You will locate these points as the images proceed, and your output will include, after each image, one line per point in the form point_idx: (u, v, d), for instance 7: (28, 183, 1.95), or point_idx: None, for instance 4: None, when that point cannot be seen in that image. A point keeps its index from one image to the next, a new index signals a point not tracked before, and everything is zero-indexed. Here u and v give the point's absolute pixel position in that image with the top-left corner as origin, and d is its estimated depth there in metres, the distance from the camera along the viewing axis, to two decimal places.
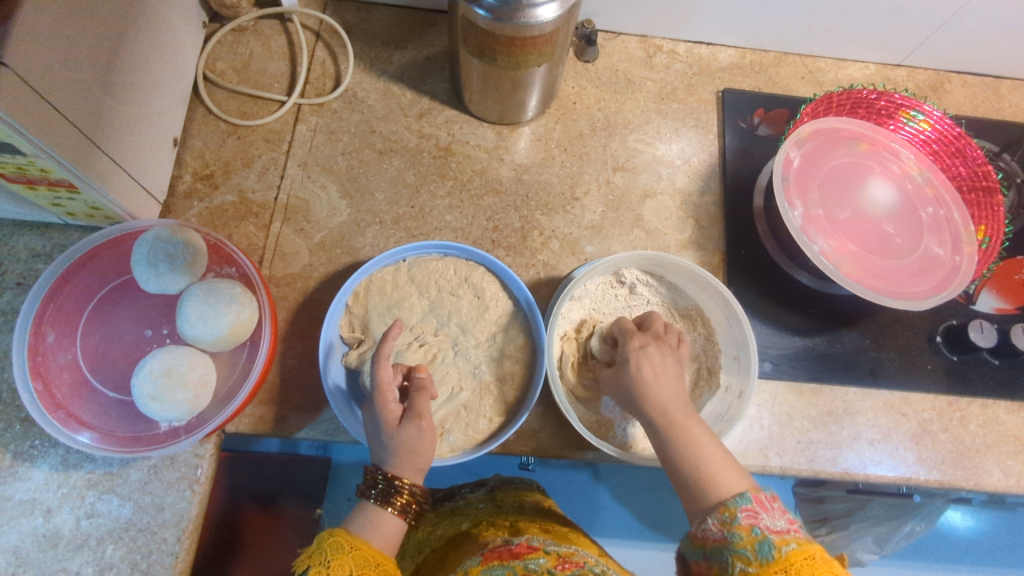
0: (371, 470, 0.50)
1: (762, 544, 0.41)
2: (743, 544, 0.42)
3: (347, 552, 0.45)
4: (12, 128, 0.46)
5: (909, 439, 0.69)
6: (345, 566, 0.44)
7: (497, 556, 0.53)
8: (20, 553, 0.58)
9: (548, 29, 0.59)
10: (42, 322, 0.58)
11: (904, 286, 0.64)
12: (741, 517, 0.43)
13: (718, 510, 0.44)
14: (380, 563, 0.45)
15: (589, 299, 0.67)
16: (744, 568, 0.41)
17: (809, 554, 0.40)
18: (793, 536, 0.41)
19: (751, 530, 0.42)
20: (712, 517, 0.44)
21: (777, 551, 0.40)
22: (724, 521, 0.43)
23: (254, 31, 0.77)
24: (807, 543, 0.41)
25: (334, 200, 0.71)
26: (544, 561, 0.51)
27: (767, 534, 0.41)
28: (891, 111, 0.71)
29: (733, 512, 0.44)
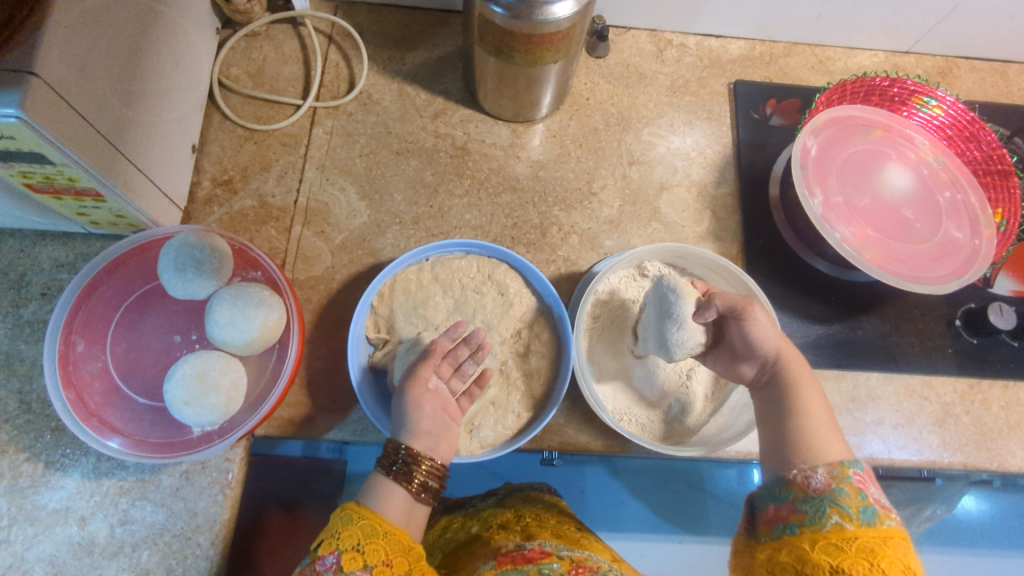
0: (391, 445, 0.51)
1: (867, 508, 0.45)
2: (846, 501, 0.45)
3: (355, 522, 0.46)
4: (43, 138, 0.46)
5: (932, 422, 0.69)
6: (354, 536, 0.46)
7: (511, 560, 0.54)
8: (56, 561, 0.58)
9: (564, 25, 0.60)
10: (72, 331, 0.59)
11: (925, 270, 0.65)
12: (853, 478, 0.47)
13: (830, 464, 0.48)
14: (388, 531, 0.46)
15: (613, 293, 0.66)
16: (840, 521, 0.44)
17: (899, 539, 0.44)
18: (892, 514, 0.45)
19: (859, 490, 0.46)
20: (824, 468, 0.48)
21: (879, 518, 0.44)
22: (835, 475, 0.47)
23: (266, 36, 0.77)
24: (900, 525, 0.45)
25: (353, 201, 0.72)
26: (558, 566, 0.53)
27: (873, 499, 0.46)
28: (905, 97, 0.71)
29: (844, 471, 0.48)
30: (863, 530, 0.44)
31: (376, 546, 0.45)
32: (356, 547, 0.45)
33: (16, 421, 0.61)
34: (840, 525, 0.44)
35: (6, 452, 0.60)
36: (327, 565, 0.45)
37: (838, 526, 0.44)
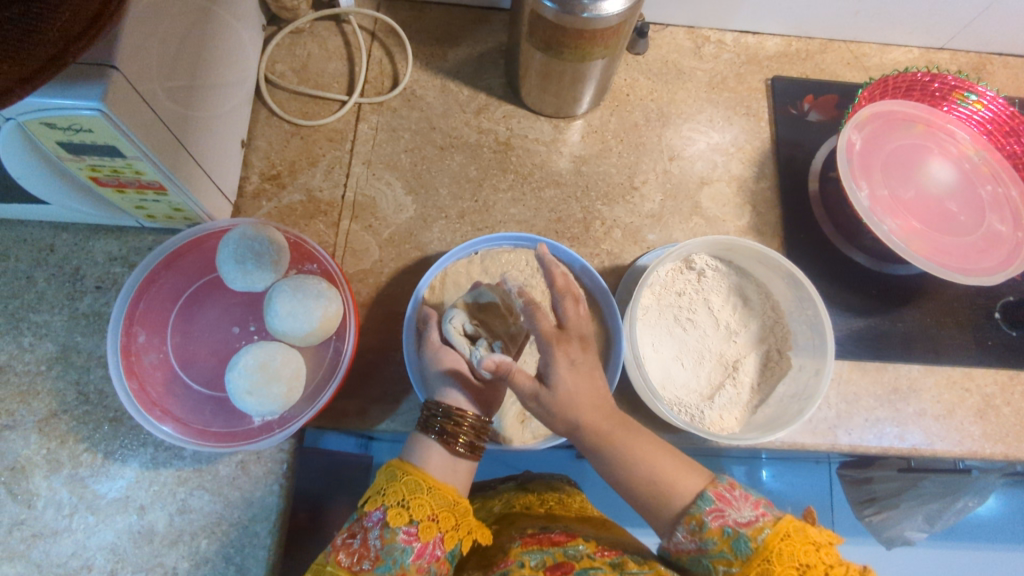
0: (431, 403, 0.53)
1: (737, 541, 0.45)
2: (719, 548, 0.45)
3: (402, 481, 0.49)
4: (120, 130, 0.47)
5: (973, 414, 0.70)
6: (399, 493, 0.49)
7: (537, 542, 0.55)
8: (117, 550, 0.59)
9: (614, 22, 0.60)
10: (133, 323, 0.60)
11: (971, 263, 0.66)
12: (710, 521, 0.46)
13: (684, 521, 0.47)
14: (432, 487, 0.49)
15: (660, 285, 0.67)
16: (729, 568, 0.45)
17: (782, 534, 0.44)
18: (762, 522, 0.45)
19: (723, 530, 0.45)
20: (680, 529, 0.47)
21: (753, 544, 0.44)
22: (693, 530, 0.46)
23: (310, 33, 0.78)
24: (775, 521, 0.45)
25: (400, 196, 0.72)
26: (583, 548, 0.54)
27: (738, 529, 0.45)
28: (945, 93, 0.72)
29: (698, 518, 0.46)
30: (746, 567, 0.44)
31: (421, 502, 0.48)
32: (402, 503, 0.48)
33: (75, 412, 0.62)
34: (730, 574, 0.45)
35: (65, 442, 0.61)
36: (373, 520, 0.48)
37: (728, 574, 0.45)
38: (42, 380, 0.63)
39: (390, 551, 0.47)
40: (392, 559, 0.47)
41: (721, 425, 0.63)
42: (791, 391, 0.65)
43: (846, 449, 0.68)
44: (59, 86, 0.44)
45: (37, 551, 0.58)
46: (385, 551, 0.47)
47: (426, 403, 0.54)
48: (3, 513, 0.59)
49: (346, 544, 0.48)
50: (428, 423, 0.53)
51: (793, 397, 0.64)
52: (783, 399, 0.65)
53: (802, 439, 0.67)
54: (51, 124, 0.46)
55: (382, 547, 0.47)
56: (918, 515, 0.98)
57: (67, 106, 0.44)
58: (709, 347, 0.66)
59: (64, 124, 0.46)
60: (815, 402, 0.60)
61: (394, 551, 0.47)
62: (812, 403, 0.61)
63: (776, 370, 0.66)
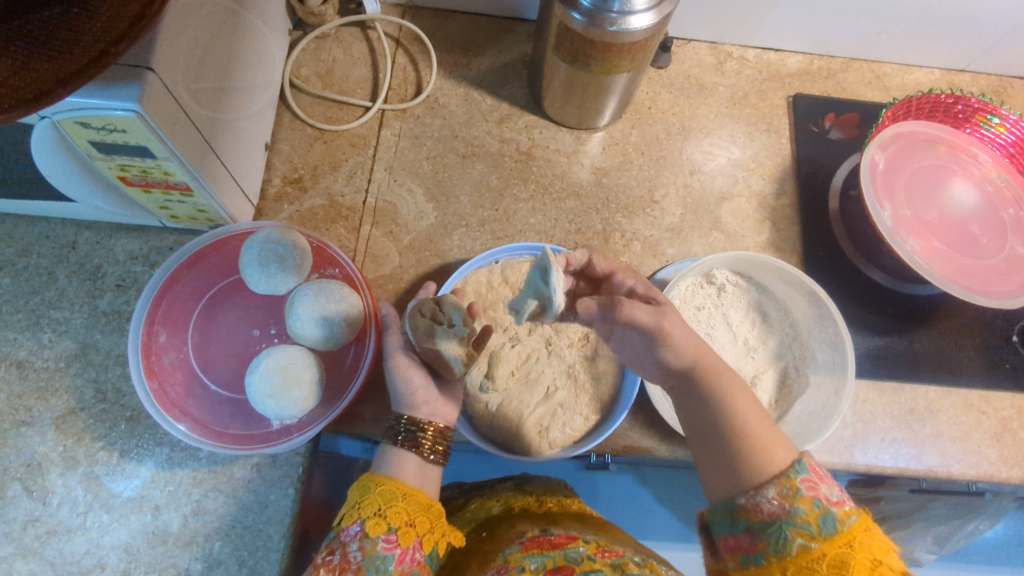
0: (393, 417, 0.53)
1: (826, 517, 0.41)
2: (806, 518, 0.42)
3: (375, 490, 0.48)
4: (152, 132, 0.48)
5: (990, 437, 0.69)
6: (374, 503, 0.47)
7: (537, 545, 0.54)
8: (130, 549, 0.59)
9: (641, 36, 0.60)
10: (155, 323, 0.60)
11: (993, 285, 0.66)
12: (804, 489, 0.43)
13: (778, 481, 0.44)
14: (407, 493, 0.48)
15: (681, 299, 0.66)
16: (806, 543, 0.41)
17: (867, 527, 0.41)
18: (850, 507, 0.42)
19: (814, 501, 0.42)
20: (770, 488, 0.43)
21: (841, 524, 0.41)
22: (785, 493, 0.43)
23: (336, 38, 0.78)
24: (864, 512, 0.42)
25: (421, 203, 0.73)
26: (583, 550, 0.52)
27: (829, 506, 0.42)
28: (969, 114, 0.72)
29: (792, 483, 0.43)
30: (829, 545, 0.41)
31: (398, 509, 0.47)
32: (379, 513, 0.47)
33: (92, 410, 0.62)
34: (806, 548, 0.41)
35: (82, 440, 0.61)
36: (352, 534, 0.46)
37: (803, 549, 0.41)
38: (61, 377, 0.63)
39: (373, 563, 0.45)
40: (375, 568, 0.45)
41: None
42: (810, 409, 0.64)
43: (862, 469, 0.68)
44: (95, 86, 0.44)
45: (51, 548, 0.58)
46: (367, 563, 0.45)
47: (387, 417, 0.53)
48: (18, 509, 0.59)
49: (325, 561, 0.45)
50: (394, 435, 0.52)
51: (812, 416, 0.64)
52: (801, 417, 0.64)
53: (818, 457, 0.67)
54: (85, 123, 0.46)
55: (363, 559, 0.45)
56: (928, 537, 0.98)
57: (102, 107, 0.45)
58: (727, 363, 0.66)
59: (98, 123, 0.46)
60: (835, 421, 0.60)
61: (376, 561, 0.45)
62: (832, 422, 0.61)
63: (795, 388, 0.66)
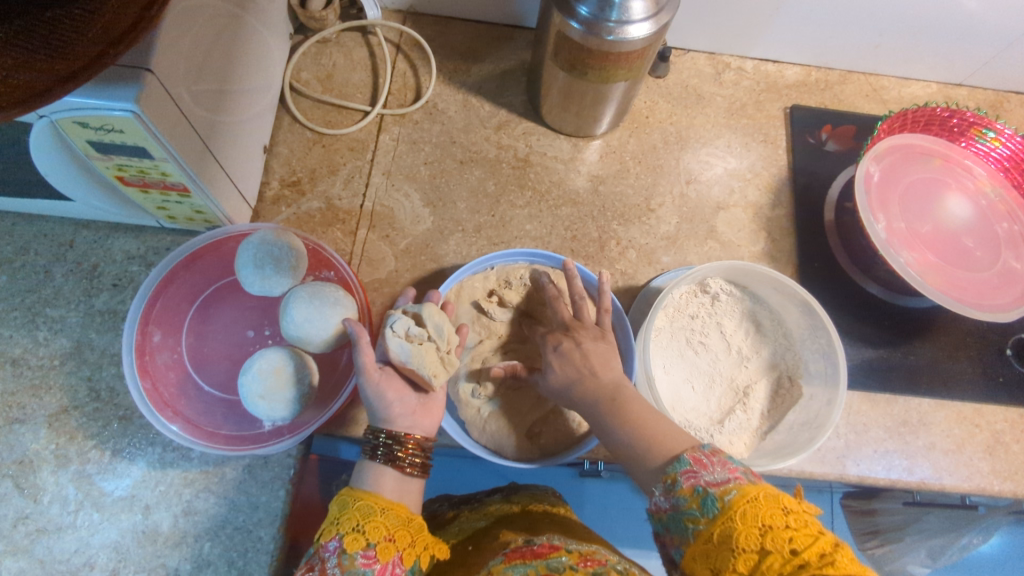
0: (371, 431, 0.51)
1: (705, 499, 0.42)
2: (688, 506, 0.43)
3: (353, 505, 0.47)
4: (150, 132, 0.48)
5: (982, 450, 0.69)
6: (351, 518, 0.46)
7: (519, 556, 0.53)
8: (120, 549, 0.59)
9: (639, 46, 0.61)
10: (149, 322, 0.60)
11: (986, 298, 0.66)
12: (682, 480, 0.44)
13: (661, 481, 0.46)
14: (386, 507, 0.48)
15: (674, 307, 0.67)
16: (696, 527, 0.42)
17: (750, 496, 0.40)
18: (734, 484, 0.42)
19: (694, 489, 0.43)
20: (658, 487, 0.45)
21: (720, 502, 0.41)
22: (668, 488, 0.45)
23: (337, 43, 0.79)
24: (747, 484, 0.42)
25: (418, 207, 0.73)
26: (566, 559, 0.51)
27: (708, 488, 0.42)
28: (964, 128, 0.73)
29: (674, 477, 0.45)
30: (714, 525, 0.41)
31: (376, 524, 0.46)
32: (357, 528, 0.46)
33: (85, 408, 0.62)
34: (698, 532, 0.41)
35: (74, 438, 0.61)
36: (330, 550, 0.46)
37: (695, 534, 0.42)
38: (55, 375, 0.63)
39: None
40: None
41: (731, 451, 0.62)
42: (802, 419, 0.64)
43: (854, 480, 0.67)
44: (94, 87, 0.44)
45: (40, 546, 0.58)
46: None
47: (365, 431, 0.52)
48: (9, 506, 0.59)
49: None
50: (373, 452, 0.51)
51: (803, 426, 0.64)
52: (793, 427, 0.64)
53: (810, 468, 0.67)
54: (84, 123, 0.47)
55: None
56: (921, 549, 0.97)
57: (101, 107, 0.45)
58: (720, 372, 0.66)
59: (97, 123, 0.47)
60: (827, 432, 0.60)
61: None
62: (823, 432, 0.61)
63: (787, 398, 0.66)
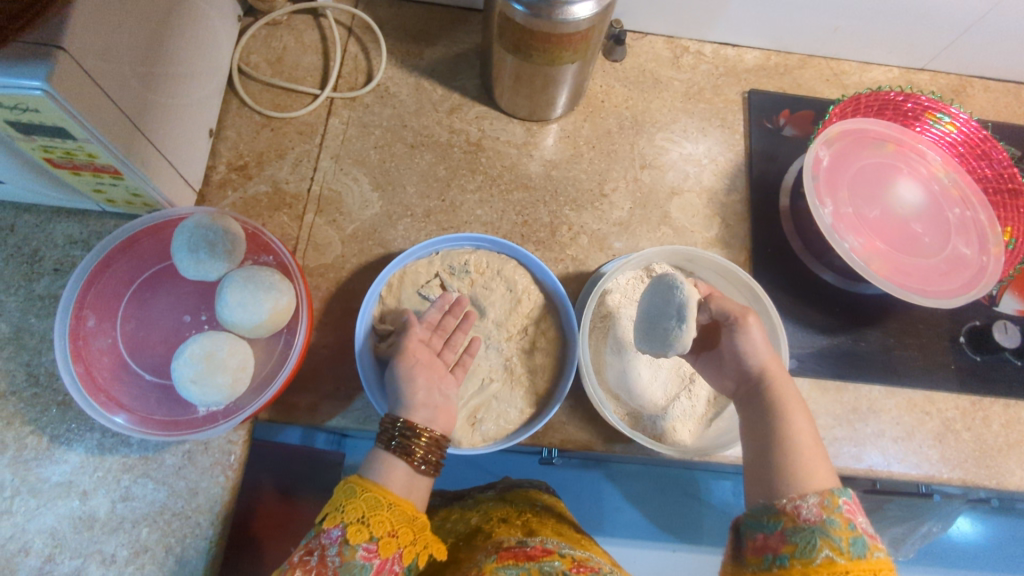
0: (387, 420, 0.52)
1: (857, 540, 0.42)
2: (841, 533, 0.42)
3: (359, 496, 0.48)
4: (67, 112, 0.47)
5: (932, 438, 0.69)
6: (359, 509, 0.47)
7: (512, 556, 0.55)
8: (57, 535, 0.59)
9: (584, 27, 0.60)
10: (83, 307, 0.60)
11: (932, 285, 0.65)
12: (843, 506, 0.44)
13: (822, 493, 0.45)
14: (392, 503, 0.48)
15: (620, 293, 0.67)
16: (833, 555, 0.41)
17: (892, 571, 0.42)
18: (880, 547, 0.43)
19: (849, 521, 0.43)
20: (814, 495, 0.45)
21: (871, 553, 0.42)
22: (826, 504, 0.44)
23: (287, 25, 0.77)
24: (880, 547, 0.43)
25: (366, 192, 0.72)
26: (558, 564, 0.53)
27: (863, 534, 0.43)
28: (918, 113, 0.72)
29: (835, 500, 0.44)
30: (853, 566, 0.41)
31: (380, 518, 0.47)
32: (361, 520, 0.47)
33: (23, 393, 0.62)
34: (831, 560, 0.41)
35: (11, 424, 0.61)
36: (333, 538, 0.47)
37: (829, 560, 0.41)
38: None
39: (350, 568, 0.45)
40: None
41: (673, 436, 0.63)
42: None
43: None
44: (5, 64, 0.43)
45: None
46: (344, 569, 0.45)
47: (382, 419, 0.52)
48: None
49: (303, 562, 0.46)
50: (386, 439, 0.51)
51: None
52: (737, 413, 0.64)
53: None
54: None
55: (340, 565, 0.46)
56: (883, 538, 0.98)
57: (12, 87, 0.44)
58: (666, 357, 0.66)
59: (11, 103, 0.46)
60: None
61: (353, 569, 0.46)
62: None
63: None
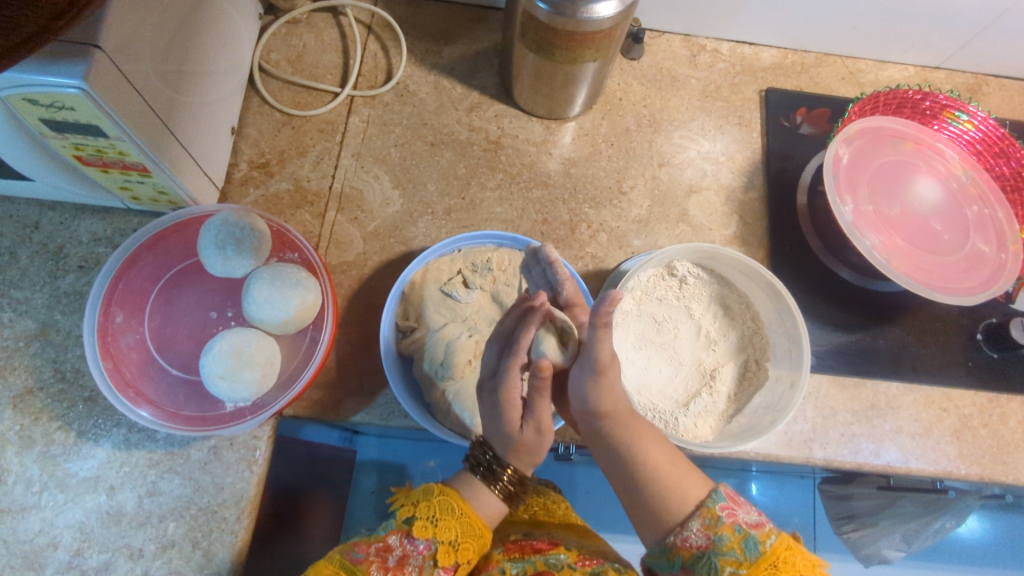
0: (478, 444, 0.50)
1: (748, 542, 0.47)
2: (730, 546, 0.47)
3: (457, 521, 0.48)
4: (102, 110, 0.48)
5: (950, 434, 0.70)
6: (452, 530, 0.48)
7: (519, 548, 0.57)
8: (84, 529, 0.59)
9: (606, 25, 0.60)
10: (111, 304, 0.61)
11: (952, 282, 0.66)
12: (724, 517, 0.48)
13: (699, 514, 0.49)
14: (483, 537, 0.49)
15: (641, 289, 0.67)
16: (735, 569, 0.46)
17: (788, 547, 0.47)
18: (769, 529, 0.48)
19: (734, 527, 0.48)
20: (695, 521, 0.48)
21: (763, 546, 0.47)
22: (707, 523, 0.48)
23: (307, 24, 0.78)
24: (781, 532, 0.48)
25: (387, 189, 0.73)
26: (564, 556, 0.56)
27: (750, 530, 0.48)
28: (936, 111, 0.73)
29: (712, 513, 0.49)
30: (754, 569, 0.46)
31: (468, 548, 0.48)
32: (452, 542, 0.48)
33: (50, 389, 0.62)
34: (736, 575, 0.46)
35: (39, 419, 0.61)
36: (418, 550, 0.48)
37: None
38: (20, 356, 0.63)
39: None
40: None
41: (695, 433, 0.63)
42: (766, 401, 0.65)
43: (821, 463, 0.68)
44: (43, 62, 0.44)
45: (4, 526, 0.58)
46: None
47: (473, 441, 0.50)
48: None
49: (382, 560, 0.47)
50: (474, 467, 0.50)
51: (768, 408, 0.64)
52: (758, 409, 0.64)
53: (777, 451, 0.67)
54: (34, 100, 0.46)
55: None
56: (897, 533, 0.99)
57: (49, 84, 0.44)
58: (687, 354, 0.67)
59: (47, 101, 0.46)
60: (787, 413, 0.60)
61: None
62: (784, 413, 0.61)
63: (753, 380, 0.66)
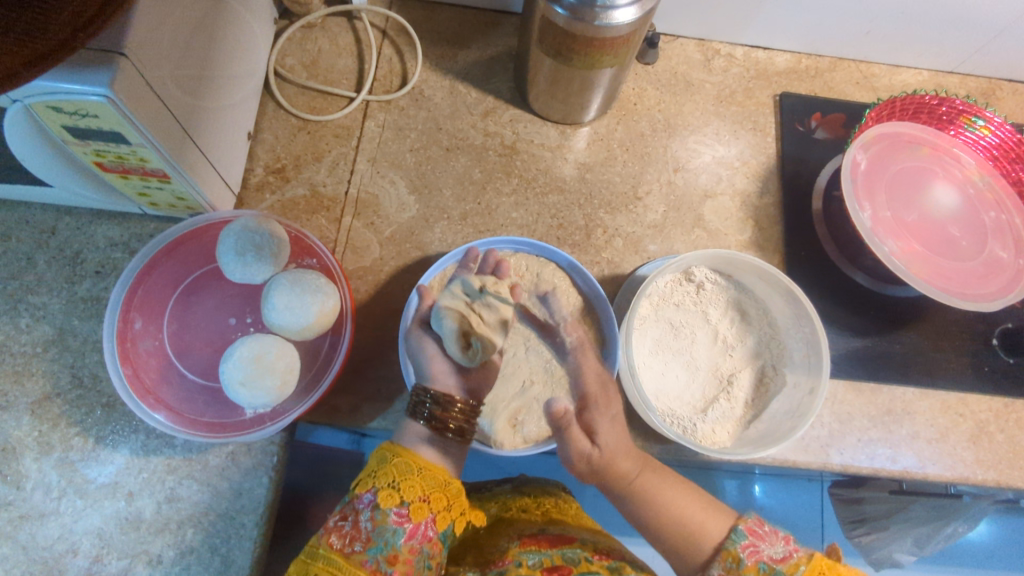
0: (417, 391, 0.52)
1: None
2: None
3: (389, 463, 0.50)
4: (124, 117, 0.47)
5: (966, 440, 0.69)
6: (415, 487, 0.49)
7: (535, 543, 0.58)
8: (103, 535, 0.59)
9: (624, 31, 0.59)
10: (130, 310, 0.61)
11: (971, 288, 0.66)
12: (745, 557, 0.49)
13: (721, 557, 0.49)
14: (422, 468, 0.49)
15: (659, 295, 0.67)
16: None
17: (818, 571, 0.47)
18: (796, 558, 0.48)
19: (758, 565, 0.48)
20: (715, 566, 0.49)
21: None
22: (729, 567, 0.49)
23: (322, 28, 0.78)
24: (810, 557, 0.48)
25: (403, 194, 0.73)
26: (580, 551, 0.56)
27: (774, 565, 0.48)
28: (953, 116, 0.72)
29: (734, 555, 0.49)
30: None
31: (410, 483, 0.49)
32: (393, 486, 0.48)
33: (68, 395, 0.62)
34: None
35: (57, 425, 0.61)
36: (366, 502, 0.48)
37: None
38: (38, 362, 0.63)
39: (382, 533, 0.47)
40: (384, 540, 0.47)
41: (713, 439, 0.63)
42: (785, 407, 0.65)
43: (837, 469, 0.68)
44: (67, 70, 0.44)
45: (23, 533, 0.58)
46: (377, 533, 0.47)
47: (413, 391, 0.53)
48: None
49: (338, 528, 0.48)
50: (417, 409, 0.52)
51: (786, 414, 0.64)
52: (777, 415, 0.64)
53: (793, 456, 0.67)
54: (58, 108, 0.46)
55: (374, 529, 0.47)
56: (908, 539, 0.99)
57: (74, 91, 0.44)
58: (705, 360, 0.67)
59: (71, 108, 0.46)
60: (807, 419, 0.60)
61: (385, 532, 0.47)
62: (804, 420, 0.61)
63: (772, 386, 0.67)
